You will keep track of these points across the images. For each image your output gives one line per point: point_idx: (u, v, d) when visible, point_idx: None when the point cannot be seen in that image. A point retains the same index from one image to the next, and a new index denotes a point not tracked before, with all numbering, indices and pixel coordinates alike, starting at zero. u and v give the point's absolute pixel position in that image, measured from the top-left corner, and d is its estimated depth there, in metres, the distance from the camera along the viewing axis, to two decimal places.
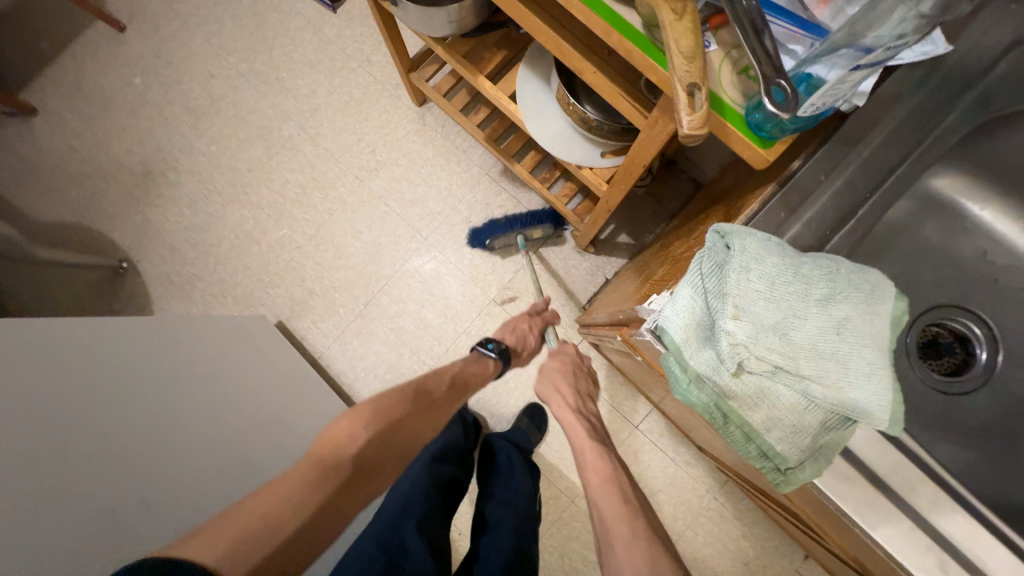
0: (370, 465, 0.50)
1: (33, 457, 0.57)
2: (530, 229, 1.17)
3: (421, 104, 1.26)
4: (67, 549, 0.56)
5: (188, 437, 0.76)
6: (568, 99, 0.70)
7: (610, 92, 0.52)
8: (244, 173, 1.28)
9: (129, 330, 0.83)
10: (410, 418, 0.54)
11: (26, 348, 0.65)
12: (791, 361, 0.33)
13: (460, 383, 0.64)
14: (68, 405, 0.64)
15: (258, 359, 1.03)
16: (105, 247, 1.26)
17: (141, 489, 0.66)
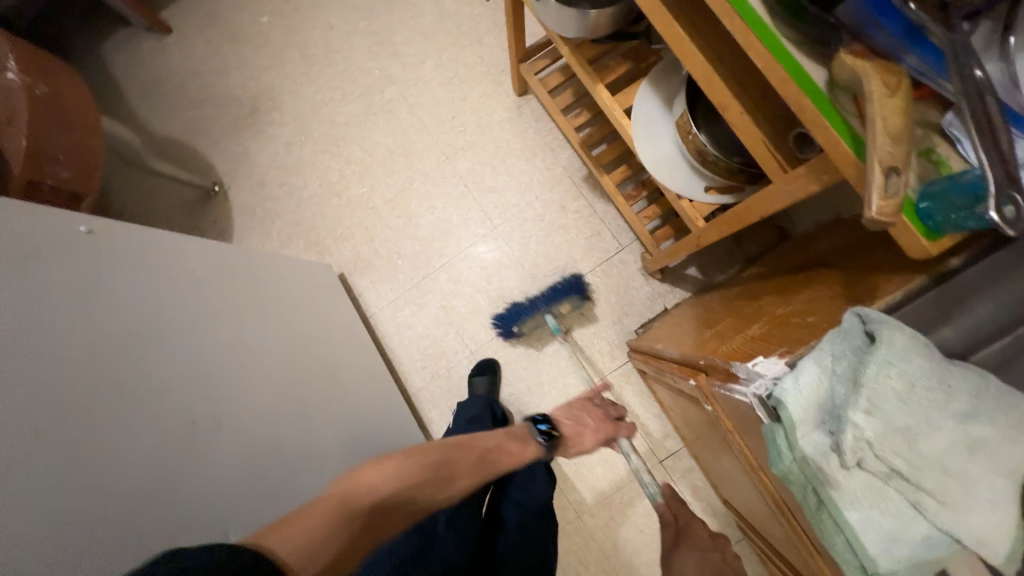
0: (390, 510, 0.55)
1: (124, 368, 0.64)
2: (558, 304, 1.14)
3: (521, 94, 1.27)
4: (137, 448, 0.61)
5: (252, 368, 0.83)
6: (689, 127, 0.69)
7: (749, 136, 0.50)
8: (340, 126, 1.33)
9: (214, 261, 0.89)
10: (433, 479, 0.62)
11: (125, 268, 0.72)
12: (912, 469, 0.31)
13: (488, 457, 0.73)
14: (154, 326, 0.71)
15: (318, 305, 1.09)
16: (203, 168, 1.35)
17: (199, 409, 0.71)
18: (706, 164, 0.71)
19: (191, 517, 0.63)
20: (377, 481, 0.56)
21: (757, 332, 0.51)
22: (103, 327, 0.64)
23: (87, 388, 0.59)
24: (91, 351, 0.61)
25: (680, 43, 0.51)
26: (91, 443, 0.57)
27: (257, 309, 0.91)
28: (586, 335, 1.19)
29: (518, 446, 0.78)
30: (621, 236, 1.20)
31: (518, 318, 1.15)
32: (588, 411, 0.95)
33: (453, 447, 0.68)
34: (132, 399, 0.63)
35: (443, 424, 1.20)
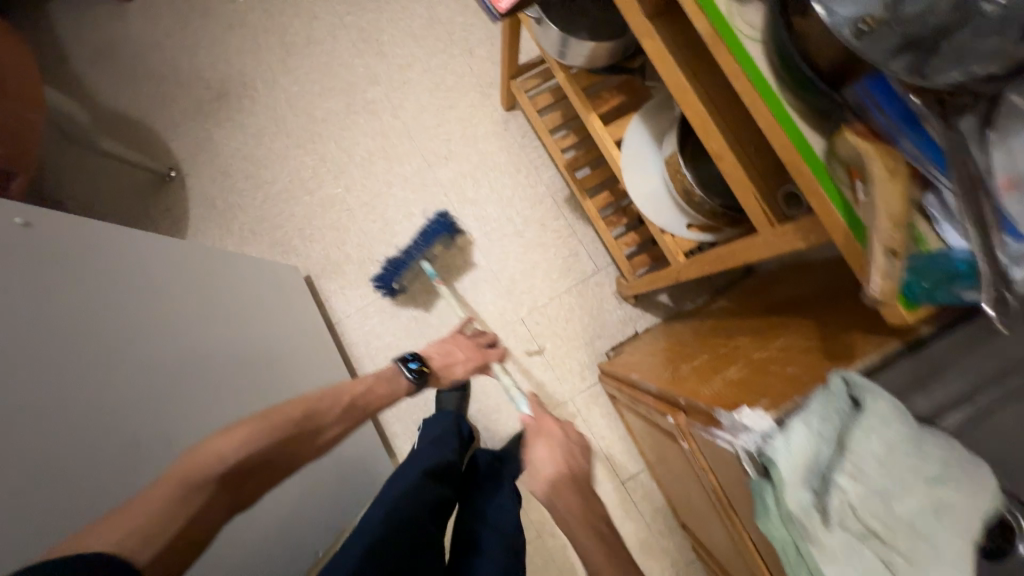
0: (238, 474, 0.59)
1: (60, 385, 0.57)
2: (430, 249, 1.16)
3: (508, 109, 1.26)
4: (73, 466, 0.55)
5: (208, 382, 0.76)
6: (678, 166, 0.71)
7: (741, 189, 0.52)
8: (317, 122, 1.27)
9: (168, 260, 0.81)
10: (294, 437, 0.67)
11: (67, 267, 0.64)
12: (886, 528, 0.33)
13: (358, 403, 0.78)
14: (97, 335, 0.63)
15: (281, 309, 1.03)
16: (159, 151, 1.25)
17: (147, 424, 0.64)
18: (692, 204, 0.73)
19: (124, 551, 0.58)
20: (226, 448, 0.59)
21: (737, 377, 0.53)
22: (35, 338, 0.56)
23: (13, 410, 0.52)
24: (21, 366, 0.54)
25: (684, 91, 0.53)
26: (13, 476, 0.50)
27: (214, 314, 0.84)
28: (558, 354, 1.19)
29: (384, 387, 0.84)
30: (598, 258, 1.22)
31: (397, 270, 1.15)
32: (460, 342, 1.02)
33: (317, 410, 0.72)
34: (65, 422, 0.56)
35: (407, 440, 1.16)
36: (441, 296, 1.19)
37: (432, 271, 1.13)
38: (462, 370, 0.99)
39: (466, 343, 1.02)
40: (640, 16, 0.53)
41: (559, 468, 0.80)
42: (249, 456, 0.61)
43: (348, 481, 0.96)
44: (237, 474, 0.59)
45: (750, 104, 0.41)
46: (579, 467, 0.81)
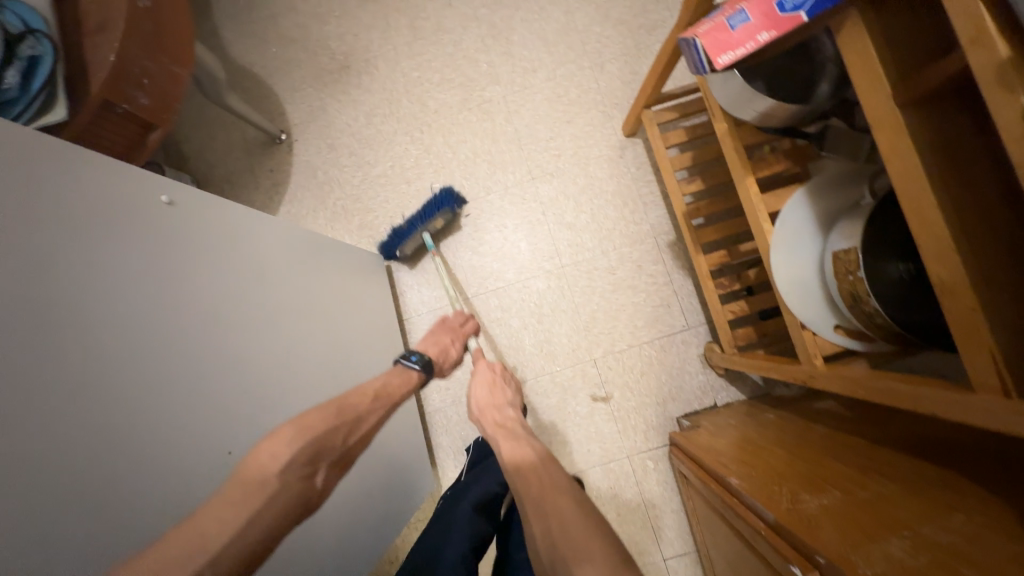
0: (295, 473, 0.56)
1: (173, 383, 0.55)
2: (431, 222, 1.11)
3: (628, 136, 1.17)
4: (156, 467, 0.52)
5: (292, 377, 0.74)
6: (852, 268, 0.60)
7: (971, 341, 0.42)
8: (429, 112, 1.24)
9: (275, 248, 0.81)
10: (333, 431, 0.63)
11: (191, 252, 0.64)
12: None
13: (382, 393, 0.74)
14: (209, 329, 0.62)
15: (362, 305, 1.01)
16: (275, 114, 1.26)
17: (227, 428, 0.60)
18: (855, 310, 0.62)
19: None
20: (277, 449, 0.56)
21: (910, 561, 0.44)
22: (156, 331, 0.55)
23: (128, 407, 0.50)
24: (139, 359, 0.52)
25: (926, 208, 0.43)
26: (120, 481, 0.48)
27: (305, 308, 0.83)
28: (624, 407, 1.11)
29: (402, 376, 0.80)
30: (691, 315, 1.12)
31: (399, 238, 1.12)
32: (440, 330, 0.97)
33: (349, 403, 0.68)
34: (171, 424, 0.54)
35: (451, 454, 1.13)
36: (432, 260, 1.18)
37: (432, 245, 1.10)
38: (457, 353, 0.94)
39: (448, 325, 0.98)
40: (887, 106, 0.44)
41: (489, 390, 0.92)
42: (302, 450, 0.58)
43: (393, 493, 0.94)
44: (296, 477, 0.57)
45: None
46: (502, 390, 0.92)
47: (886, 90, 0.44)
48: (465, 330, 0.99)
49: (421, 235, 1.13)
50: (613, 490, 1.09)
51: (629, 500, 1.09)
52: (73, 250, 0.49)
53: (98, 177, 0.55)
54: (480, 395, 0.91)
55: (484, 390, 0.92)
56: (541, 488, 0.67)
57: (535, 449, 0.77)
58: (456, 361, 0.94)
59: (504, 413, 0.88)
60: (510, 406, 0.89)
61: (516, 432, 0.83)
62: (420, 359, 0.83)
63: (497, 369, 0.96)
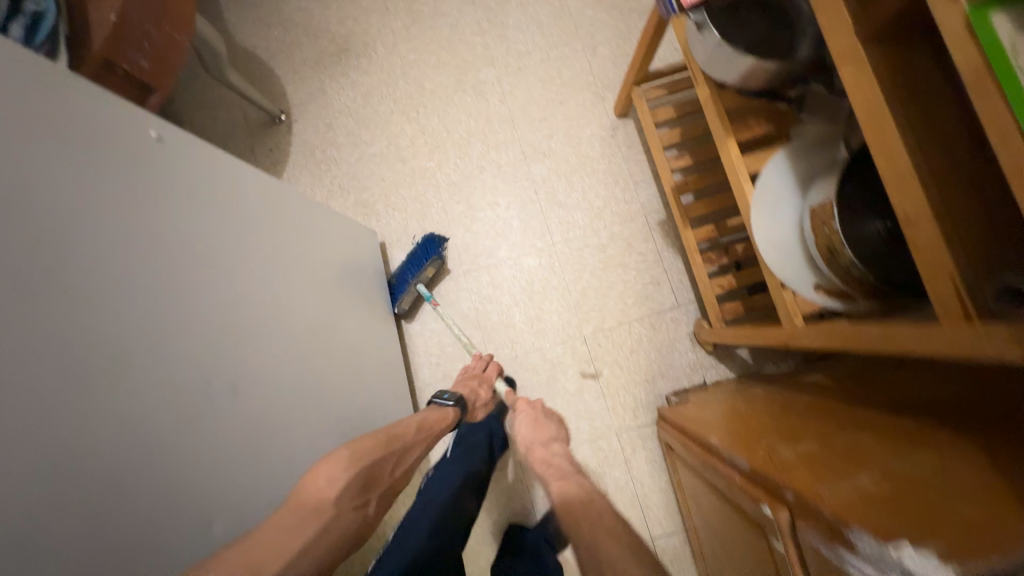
0: (350, 501, 0.66)
1: (157, 315, 0.56)
2: (422, 272, 1.13)
3: (620, 117, 1.19)
4: (135, 394, 0.51)
5: (274, 326, 0.75)
6: (829, 220, 0.61)
7: (933, 266, 0.42)
8: (425, 93, 1.26)
9: (264, 204, 0.82)
10: (382, 460, 0.74)
11: (181, 199, 0.64)
12: None
13: (423, 429, 0.85)
14: (194, 270, 0.62)
15: (351, 275, 1.01)
16: (276, 95, 1.30)
17: (208, 367, 0.60)
18: (833, 265, 0.62)
19: (193, 511, 0.55)
20: (335, 475, 0.66)
21: (875, 490, 0.43)
22: (141, 265, 0.55)
23: (109, 332, 0.50)
24: (124, 289, 0.53)
25: (889, 132, 0.43)
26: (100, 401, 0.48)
27: (291, 267, 0.84)
28: (614, 383, 1.11)
29: (439, 413, 0.91)
30: (680, 293, 1.13)
31: (395, 294, 1.14)
32: (467, 374, 1.07)
33: (397, 434, 0.80)
34: (153, 355, 0.54)
35: None
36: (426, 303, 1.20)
37: (429, 295, 1.12)
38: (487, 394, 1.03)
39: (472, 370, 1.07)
40: (850, 39, 0.45)
41: (529, 421, 0.93)
42: (356, 478, 0.68)
43: None
44: (350, 506, 0.66)
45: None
46: (546, 424, 0.93)
47: (849, 25, 0.44)
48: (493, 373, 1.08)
49: (415, 288, 1.14)
50: (602, 467, 1.09)
51: (617, 477, 1.08)
52: (61, 178, 0.50)
53: (88, 116, 0.55)
54: (523, 431, 0.93)
55: (528, 424, 0.93)
56: (592, 529, 0.66)
57: (581, 485, 0.78)
58: (485, 402, 1.02)
59: (548, 448, 0.88)
60: (556, 441, 0.90)
61: (564, 469, 0.84)
62: (453, 397, 0.94)
63: (538, 406, 0.98)
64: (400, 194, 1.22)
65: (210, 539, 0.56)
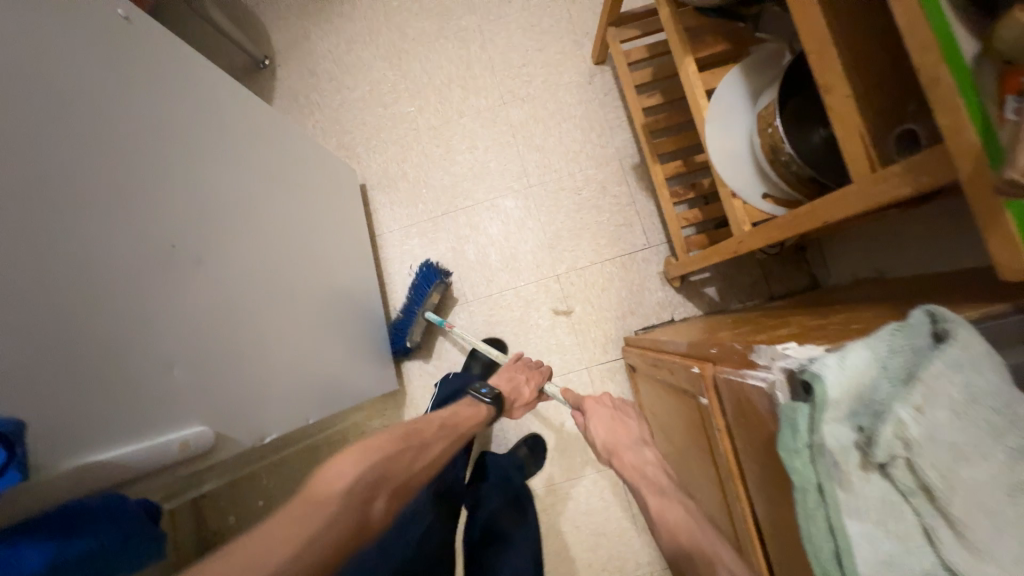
0: (359, 494, 0.55)
1: (109, 161, 0.49)
2: (428, 298, 1.11)
3: (597, 64, 1.22)
4: (128, 255, 0.49)
5: (268, 233, 0.74)
6: (772, 120, 0.63)
7: (847, 127, 0.45)
8: (407, 40, 1.28)
9: (259, 118, 0.80)
10: (399, 453, 0.64)
11: (144, 61, 0.58)
12: (933, 471, 0.26)
13: (457, 424, 0.77)
14: (155, 135, 0.56)
15: (337, 204, 1.01)
16: (261, 41, 1.32)
17: (202, 249, 0.59)
18: (776, 166, 0.65)
19: (191, 377, 0.54)
20: (344, 468, 0.57)
21: (788, 333, 0.46)
22: (91, 104, 0.49)
23: (53, 159, 0.44)
24: (71, 120, 0.46)
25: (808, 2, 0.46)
26: (93, 251, 0.46)
27: (266, 171, 0.79)
28: (585, 320, 1.15)
29: (474, 409, 0.83)
30: (652, 234, 1.16)
31: (404, 328, 1.10)
32: (514, 367, 0.97)
33: (416, 429, 0.70)
34: (105, 200, 0.48)
35: (416, 362, 1.16)
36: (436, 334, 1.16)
37: (441, 320, 1.10)
38: (530, 392, 0.94)
39: (520, 364, 0.99)
40: None
41: (611, 421, 0.80)
42: (368, 470, 0.58)
43: None
44: (359, 498, 0.55)
45: (913, 47, 0.34)
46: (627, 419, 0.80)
47: None
48: (540, 372, 0.98)
49: (423, 316, 1.12)
50: None
51: None
52: (57, 24, 0.47)
53: None
54: (599, 434, 0.79)
55: (605, 428, 0.79)
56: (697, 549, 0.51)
57: (686, 509, 0.58)
58: (526, 403, 0.92)
59: (639, 454, 0.71)
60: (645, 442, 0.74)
61: (659, 481, 0.65)
62: (490, 391, 0.86)
63: (608, 402, 0.85)
64: (381, 138, 1.25)
65: (165, 410, 0.51)
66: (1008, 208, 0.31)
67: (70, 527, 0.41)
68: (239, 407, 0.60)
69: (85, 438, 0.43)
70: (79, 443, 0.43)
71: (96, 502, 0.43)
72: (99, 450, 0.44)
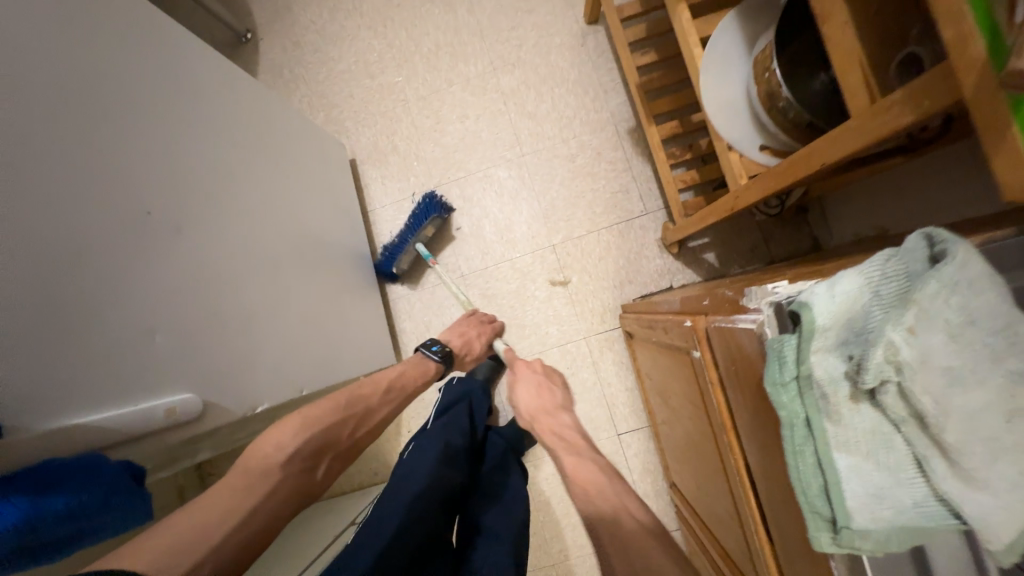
0: (299, 465, 0.60)
1: (73, 126, 0.48)
2: (424, 230, 1.10)
3: (590, 24, 1.17)
4: (97, 221, 0.49)
5: (252, 204, 0.73)
6: (769, 62, 0.60)
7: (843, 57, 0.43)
8: (392, 6, 1.23)
9: (241, 85, 0.78)
10: (339, 424, 0.66)
11: (115, 21, 0.55)
12: (926, 397, 0.25)
13: (394, 386, 0.77)
14: (123, 96, 0.54)
15: (324, 177, 0.99)
16: (242, 13, 1.28)
17: (178, 216, 0.58)
18: (773, 113, 0.62)
19: (170, 344, 0.54)
20: (283, 440, 0.59)
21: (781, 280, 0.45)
22: (54, 67, 0.47)
23: (12, 122, 0.43)
24: (27, 81, 0.45)
25: None
26: (59, 217, 0.45)
27: (249, 141, 0.77)
28: (582, 290, 1.13)
29: (419, 367, 0.84)
30: (649, 200, 1.13)
31: (395, 252, 1.10)
32: (465, 323, 0.98)
33: (359, 395, 0.72)
34: (68, 166, 0.47)
35: (413, 337, 1.15)
36: (431, 310, 1.15)
37: (429, 254, 1.07)
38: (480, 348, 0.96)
39: (472, 320, 0.99)
40: None
41: (538, 386, 0.76)
42: (307, 442, 0.61)
43: None
44: (299, 467, 0.60)
45: None
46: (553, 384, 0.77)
47: None
48: (492, 328, 1.00)
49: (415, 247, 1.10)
50: (570, 370, 1.12)
51: (585, 379, 1.11)
52: None
53: None
54: (526, 401, 0.74)
55: (530, 392, 0.75)
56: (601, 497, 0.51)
57: (598, 465, 0.57)
58: (477, 356, 0.96)
59: (558, 418, 0.69)
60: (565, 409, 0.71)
61: (576, 443, 0.63)
62: (440, 349, 0.87)
63: (539, 367, 0.81)
64: (369, 111, 1.22)
65: (145, 376, 0.51)
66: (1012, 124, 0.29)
67: (52, 485, 0.43)
68: (228, 372, 0.61)
69: (59, 401, 0.44)
70: (63, 405, 0.44)
71: (78, 462, 0.44)
72: (76, 413, 0.45)
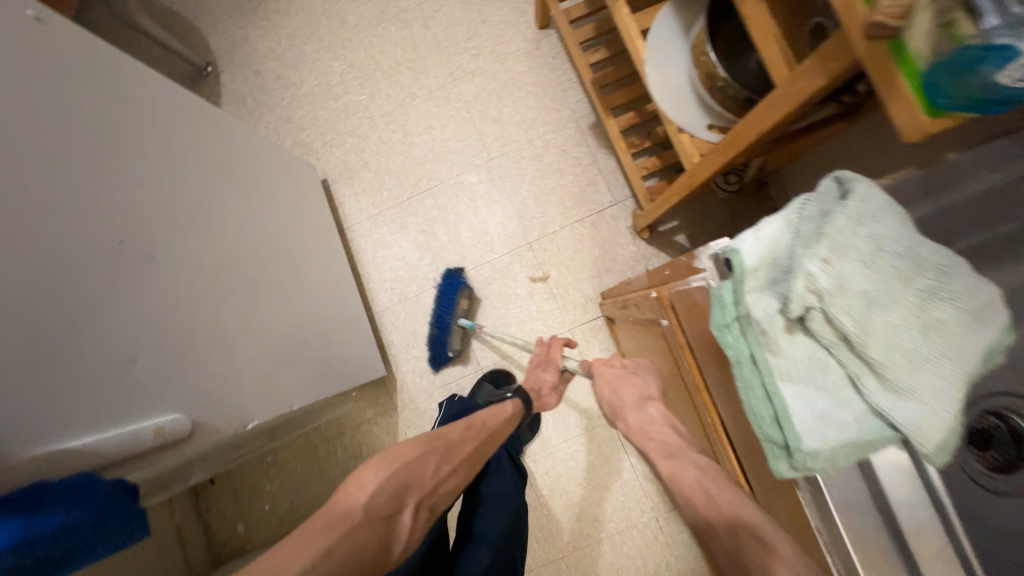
0: (378, 514, 0.52)
1: (47, 163, 0.49)
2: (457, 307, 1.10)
3: (542, 28, 1.21)
4: (73, 252, 0.50)
5: (226, 227, 0.74)
6: (703, 46, 0.64)
7: (762, 31, 0.47)
8: (349, 28, 1.27)
9: (209, 113, 0.80)
10: (422, 461, 0.58)
11: (83, 58, 0.57)
12: (848, 318, 0.28)
13: (478, 423, 0.67)
14: (91, 131, 0.55)
15: (297, 198, 1.00)
16: (200, 47, 1.29)
17: (154, 243, 0.59)
18: (714, 93, 0.66)
19: (155, 366, 0.55)
20: (364, 480, 0.53)
21: None
22: (27, 105, 0.49)
23: None
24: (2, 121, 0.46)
25: None
26: (37, 251, 0.47)
27: (219, 167, 0.78)
28: (562, 283, 1.16)
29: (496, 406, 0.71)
30: (617, 190, 1.17)
31: (442, 338, 1.10)
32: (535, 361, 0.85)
33: (443, 433, 0.63)
34: (42, 201, 0.48)
35: (403, 347, 1.16)
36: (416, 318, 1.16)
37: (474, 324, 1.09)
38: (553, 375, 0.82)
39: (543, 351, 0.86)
40: None
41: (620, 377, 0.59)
42: (389, 482, 0.54)
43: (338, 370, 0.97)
44: (382, 514, 0.52)
45: None
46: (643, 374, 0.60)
47: None
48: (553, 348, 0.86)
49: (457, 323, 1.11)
50: None
51: None
52: None
53: None
54: (602, 394, 0.61)
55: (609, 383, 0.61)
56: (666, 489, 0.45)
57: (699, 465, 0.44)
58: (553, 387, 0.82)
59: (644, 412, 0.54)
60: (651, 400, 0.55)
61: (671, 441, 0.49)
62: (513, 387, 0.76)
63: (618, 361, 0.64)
64: (337, 131, 1.24)
65: (131, 399, 0.52)
66: (897, 74, 0.33)
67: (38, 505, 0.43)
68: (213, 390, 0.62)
69: (48, 428, 0.45)
70: (49, 432, 0.45)
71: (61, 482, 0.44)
72: (66, 439, 0.46)
